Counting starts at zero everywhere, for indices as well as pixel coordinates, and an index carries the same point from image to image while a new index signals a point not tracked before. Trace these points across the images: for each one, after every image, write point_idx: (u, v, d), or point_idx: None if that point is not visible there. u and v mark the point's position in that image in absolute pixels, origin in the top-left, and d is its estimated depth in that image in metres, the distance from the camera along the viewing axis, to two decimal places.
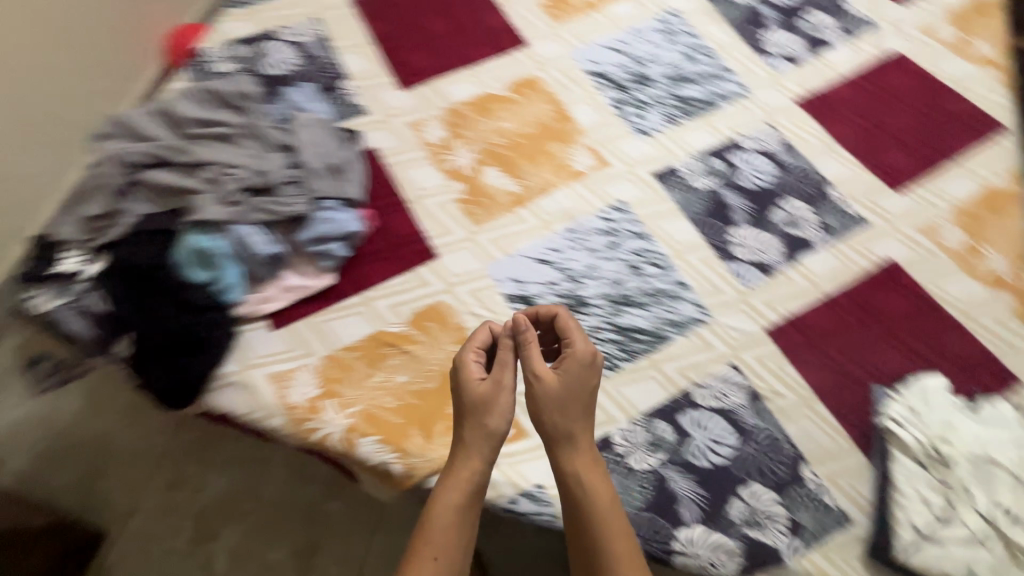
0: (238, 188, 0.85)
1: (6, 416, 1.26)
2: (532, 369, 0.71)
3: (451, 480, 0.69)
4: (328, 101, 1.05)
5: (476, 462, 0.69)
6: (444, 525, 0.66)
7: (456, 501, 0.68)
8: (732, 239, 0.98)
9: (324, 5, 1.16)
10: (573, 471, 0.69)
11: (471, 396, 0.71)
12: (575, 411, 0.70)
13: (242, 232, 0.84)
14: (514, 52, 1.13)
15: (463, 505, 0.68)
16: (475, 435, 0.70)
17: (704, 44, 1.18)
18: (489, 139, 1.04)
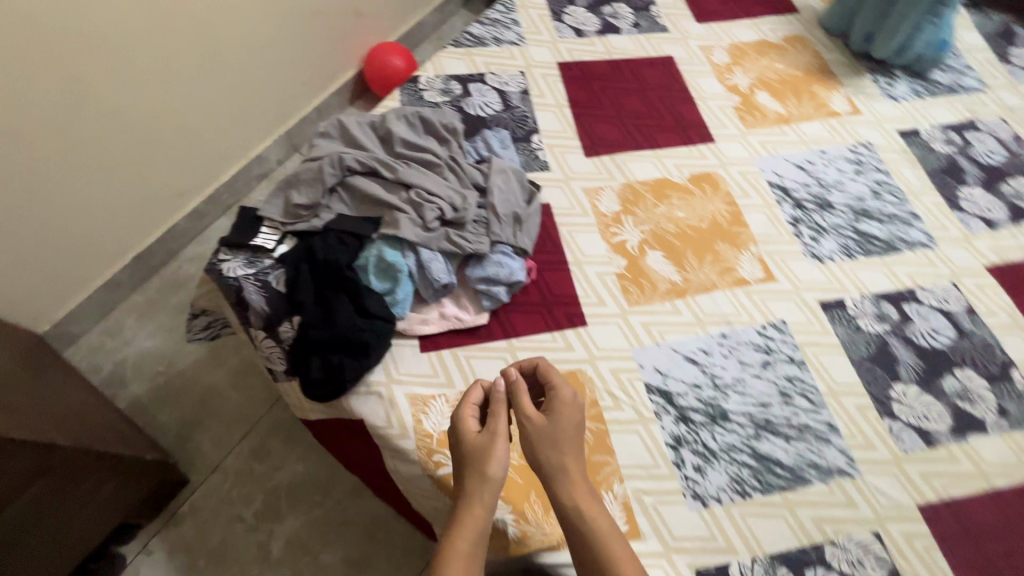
0: (434, 216, 0.91)
1: (149, 346, 1.40)
2: (523, 411, 0.70)
3: (459, 524, 0.64)
4: (518, 150, 1.11)
5: (486, 500, 0.65)
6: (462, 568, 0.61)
7: (466, 542, 0.62)
8: (894, 395, 0.92)
9: (532, 61, 1.24)
10: (573, 504, 0.65)
11: (470, 445, 0.68)
12: (572, 448, 0.68)
13: (427, 255, 0.88)
14: (699, 147, 1.16)
15: (473, 545, 0.63)
16: (478, 475, 0.66)
17: (894, 183, 1.15)
18: (660, 223, 1.05)
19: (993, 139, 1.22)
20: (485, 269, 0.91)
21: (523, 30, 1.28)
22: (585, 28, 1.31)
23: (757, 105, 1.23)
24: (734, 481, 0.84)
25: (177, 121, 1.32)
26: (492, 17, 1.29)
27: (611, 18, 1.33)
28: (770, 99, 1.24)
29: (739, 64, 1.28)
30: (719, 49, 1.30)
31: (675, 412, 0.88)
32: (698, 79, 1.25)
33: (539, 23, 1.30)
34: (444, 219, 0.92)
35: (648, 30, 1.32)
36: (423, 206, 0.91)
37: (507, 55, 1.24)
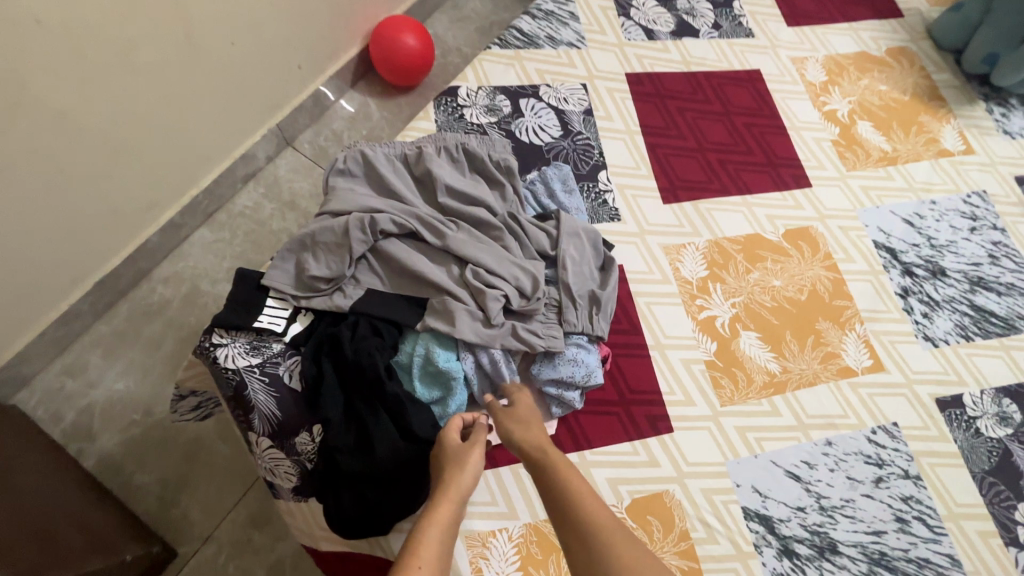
0: (498, 304, 0.72)
1: (102, 393, 1.07)
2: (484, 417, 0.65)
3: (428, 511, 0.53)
4: (581, 193, 0.91)
5: (450, 498, 0.55)
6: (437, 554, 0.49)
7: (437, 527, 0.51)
8: (1019, 517, 0.79)
9: (595, 70, 1.00)
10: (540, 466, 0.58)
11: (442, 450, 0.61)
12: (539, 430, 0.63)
13: (492, 358, 0.70)
14: (795, 192, 0.97)
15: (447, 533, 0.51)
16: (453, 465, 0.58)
17: (1010, 244, 0.99)
18: (754, 294, 0.88)
19: None
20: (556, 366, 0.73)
21: (583, 27, 1.04)
22: (656, 27, 1.07)
23: (859, 138, 1.03)
24: None
25: (148, 120, 0.99)
26: (545, 8, 1.04)
27: (687, 17, 1.09)
28: (872, 131, 1.04)
29: (836, 84, 1.07)
30: (813, 63, 1.08)
31: (777, 544, 0.74)
32: (790, 101, 1.04)
33: (601, 19, 1.05)
34: (509, 308, 0.74)
35: (730, 34, 1.09)
36: (483, 296, 0.72)
37: (565, 62, 1.00)
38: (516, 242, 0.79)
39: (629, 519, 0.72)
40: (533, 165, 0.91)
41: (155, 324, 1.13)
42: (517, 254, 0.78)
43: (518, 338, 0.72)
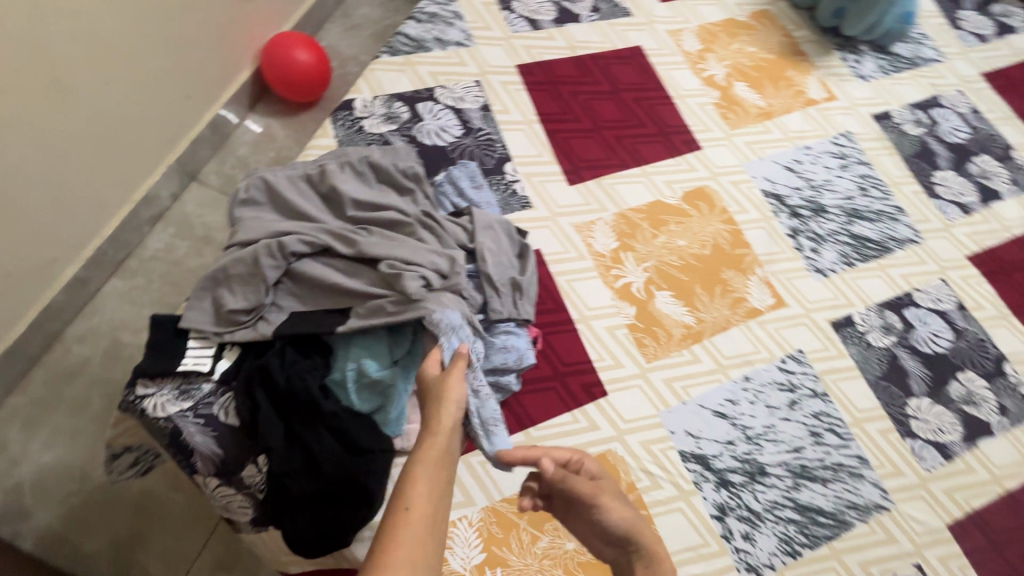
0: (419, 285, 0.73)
1: (26, 470, 1.00)
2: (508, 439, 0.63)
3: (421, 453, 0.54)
4: (491, 186, 0.94)
5: (442, 428, 0.57)
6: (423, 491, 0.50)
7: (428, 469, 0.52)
8: (910, 411, 0.91)
9: (486, 66, 1.04)
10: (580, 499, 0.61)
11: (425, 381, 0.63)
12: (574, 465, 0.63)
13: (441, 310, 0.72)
14: (688, 156, 1.04)
15: (437, 476, 0.52)
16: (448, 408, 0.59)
17: (876, 176, 1.11)
18: (663, 256, 0.94)
19: (955, 116, 1.21)
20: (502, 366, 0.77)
21: (468, 25, 1.06)
22: (539, 17, 1.11)
23: (737, 98, 1.12)
24: (783, 542, 0.80)
25: (27, 176, 0.93)
26: (428, 10, 1.06)
27: (566, 3, 1.14)
28: (748, 90, 1.13)
29: (711, 50, 1.15)
30: (688, 33, 1.16)
31: (714, 478, 0.82)
32: (672, 71, 1.12)
33: (485, 15, 1.08)
34: (430, 288, 0.75)
35: (609, 15, 1.15)
36: (402, 276, 0.73)
37: (456, 61, 1.03)
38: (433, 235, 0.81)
39: None
40: (440, 167, 0.93)
41: (75, 387, 1.07)
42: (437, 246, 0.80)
43: (440, 309, 0.72)
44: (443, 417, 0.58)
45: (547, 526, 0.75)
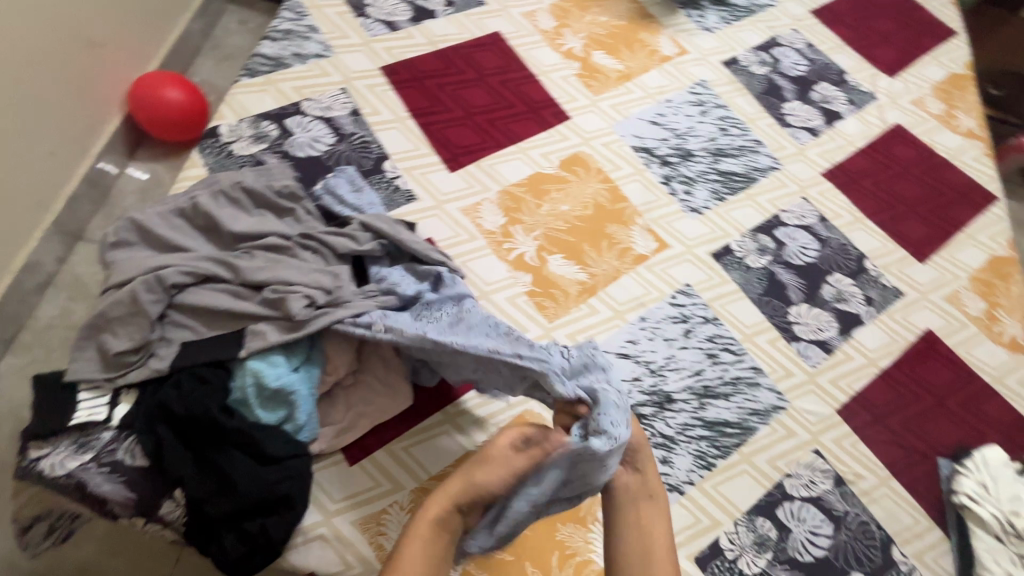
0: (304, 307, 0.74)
1: None
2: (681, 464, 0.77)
3: (436, 503, 0.70)
4: (373, 186, 0.96)
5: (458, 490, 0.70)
6: (427, 536, 0.68)
7: (437, 519, 0.69)
8: (792, 318, 1.01)
9: (350, 73, 1.06)
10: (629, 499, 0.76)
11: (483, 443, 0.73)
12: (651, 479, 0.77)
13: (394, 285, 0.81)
14: (559, 126, 1.10)
15: (441, 525, 0.69)
16: (478, 469, 0.71)
17: (733, 115, 1.21)
18: (549, 223, 1.00)
19: (794, 51, 1.34)
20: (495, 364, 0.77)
21: (326, 36, 1.08)
22: (396, 18, 1.14)
23: (597, 66, 1.19)
24: (698, 457, 0.87)
25: None
26: (282, 28, 1.06)
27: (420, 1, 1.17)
28: (606, 57, 1.20)
29: (566, 26, 1.22)
30: (542, 13, 1.22)
31: None
32: (532, 51, 1.18)
33: (341, 23, 1.10)
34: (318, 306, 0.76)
35: (464, 7, 1.19)
36: (285, 298, 0.74)
37: (318, 73, 1.04)
38: (312, 253, 0.82)
39: None
40: (318, 176, 0.95)
41: None
42: (321, 264, 0.82)
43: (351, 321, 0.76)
44: (459, 480, 0.71)
45: None
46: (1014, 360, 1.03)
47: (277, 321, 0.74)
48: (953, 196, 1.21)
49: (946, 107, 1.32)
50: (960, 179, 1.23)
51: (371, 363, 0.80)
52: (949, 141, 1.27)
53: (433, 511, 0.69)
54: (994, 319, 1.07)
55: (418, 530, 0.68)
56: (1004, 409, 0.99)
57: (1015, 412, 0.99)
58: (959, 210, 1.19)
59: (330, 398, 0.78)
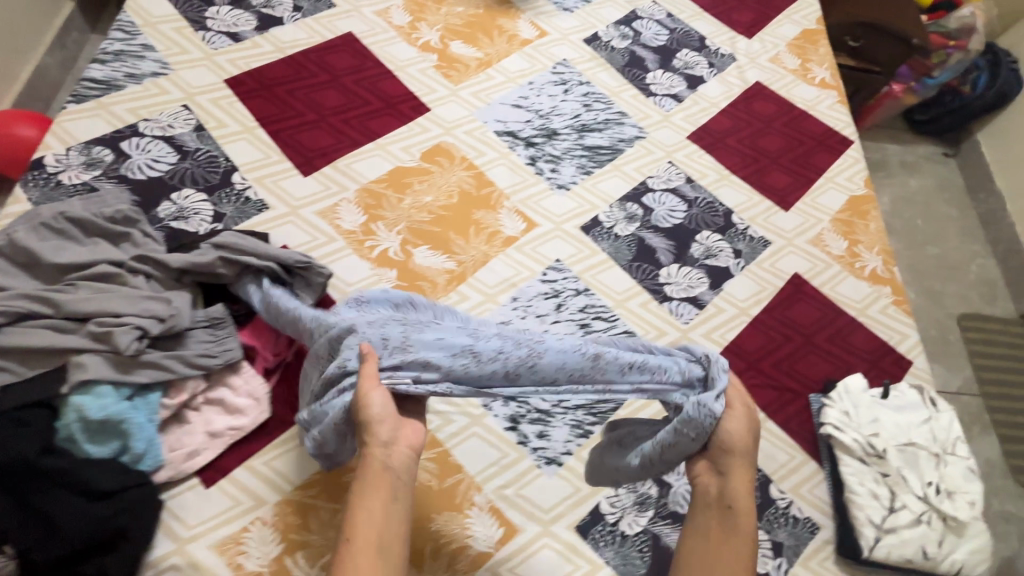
0: (137, 339, 0.72)
1: None
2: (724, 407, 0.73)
3: (369, 488, 0.63)
4: (221, 201, 0.94)
5: (375, 469, 0.65)
6: (371, 530, 0.61)
7: (372, 505, 0.63)
8: (663, 279, 1.03)
9: (191, 88, 1.02)
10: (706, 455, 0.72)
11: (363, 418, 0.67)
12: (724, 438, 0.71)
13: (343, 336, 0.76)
14: (419, 120, 1.10)
15: (382, 510, 0.63)
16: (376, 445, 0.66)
17: (597, 91, 1.23)
18: (412, 216, 0.99)
19: (654, 22, 1.36)
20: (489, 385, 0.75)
21: (163, 54, 1.04)
22: (239, 29, 1.11)
23: (455, 56, 1.19)
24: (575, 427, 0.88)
25: None
26: (111, 49, 1.02)
27: (265, 9, 1.15)
28: (464, 47, 1.21)
29: (422, 20, 1.22)
30: (395, 9, 1.22)
31: None
32: (387, 48, 1.17)
33: (179, 39, 1.06)
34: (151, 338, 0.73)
35: (313, 11, 1.17)
36: (111, 333, 0.71)
37: (155, 91, 1.00)
38: (145, 279, 0.79)
39: None
40: (160, 197, 0.91)
41: None
42: (156, 291, 0.79)
43: (197, 351, 0.76)
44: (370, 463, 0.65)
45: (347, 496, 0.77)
46: (873, 291, 1.09)
47: (104, 357, 0.71)
48: (813, 145, 1.26)
49: (801, 62, 1.38)
50: (818, 128, 1.28)
51: (220, 394, 0.78)
52: (806, 93, 1.33)
53: (364, 501, 0.63)
54: (855, 255, 1.12)
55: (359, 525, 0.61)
56: (869, 338, 1.04)
57: (878, 340, 1.04)
58: (820, 157, 1.24)
59: (178, 422, 0.76)
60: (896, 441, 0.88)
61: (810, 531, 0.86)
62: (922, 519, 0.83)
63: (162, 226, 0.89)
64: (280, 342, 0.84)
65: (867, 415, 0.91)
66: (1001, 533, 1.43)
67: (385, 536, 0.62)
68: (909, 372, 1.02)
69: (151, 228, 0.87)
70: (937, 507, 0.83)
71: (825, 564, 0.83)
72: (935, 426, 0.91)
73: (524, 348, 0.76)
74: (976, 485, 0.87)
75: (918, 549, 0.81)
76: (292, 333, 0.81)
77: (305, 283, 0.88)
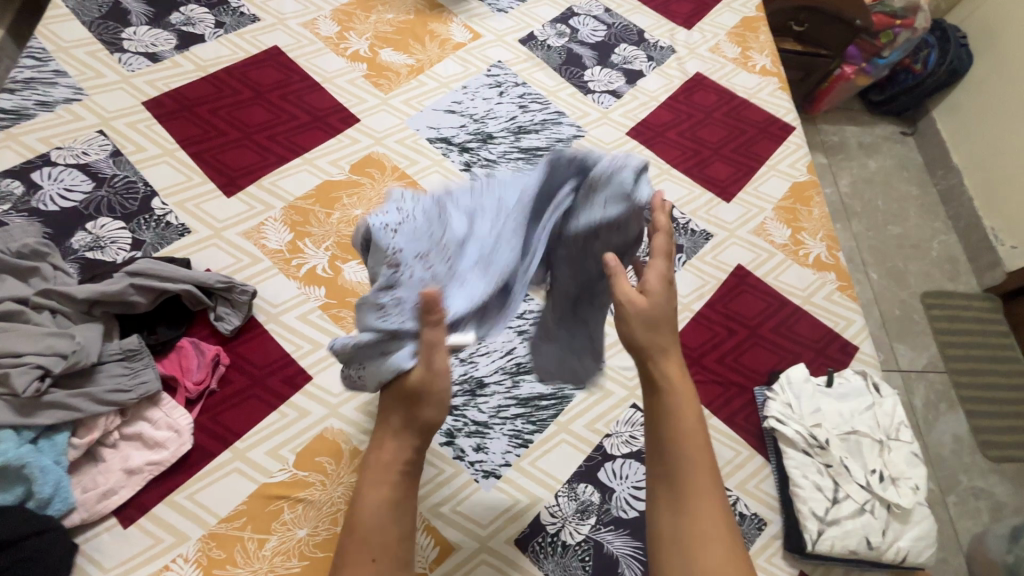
0: (36, 381, 0.70)
1: None
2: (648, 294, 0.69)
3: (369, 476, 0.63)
4: (140, 228, 0.91)
5: (383, 449, 0.63)
6: (373, 522, 0.60)
7: (383, 499, 0.61)
8: None
9: (107, 113, 1.00)
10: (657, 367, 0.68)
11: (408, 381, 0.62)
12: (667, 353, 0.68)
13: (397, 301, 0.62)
14: (347, 131, 1.08)
15: (393, 503, 0.62)
16: (389, 436, 0.64)
17: (533, 91, 1.21)
18: (341, 231, 0.97)
19: (591, 19, 1.35)
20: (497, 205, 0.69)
21: (75, 79, 1.02)
22: (158, 49, 1.09)
23: (384, 65, 1.17)
24: (514, 437, 0.86)
25: None
26: (21, 77, 1.00)
27: (185, 27, 1.12)
28: (394, 54, 1.19)
29: (350, 29, 1.20)
30: (322, 20, 1.19)
31: None
32: (314, 60, 1.14)
33: (94, 63, 1.04)
34: (53, 377, 0.72)
35: (235, 26, 1.15)
36: (9, 375, 0.69)
37: (70, 118, 0.98)
38: (51, 316, 0.77)
39: (298, 472, 0.78)
40: (74, 228, 0.89)
41: None
42: (62, 328, 0.77)
43: (107, 386, 0.74)
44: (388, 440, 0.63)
45: (273, 525, 0.74)
46: (819, 278, 1.07)
47: (4, 400, 0.70)
48: (756, 133, 1.24)
49: (741, 51, 1.37)
50: (760, 116, 1.27)
51: (137, 428, 0.76)
52: (746, 82, 1.32)
53: (370, 492, 0.61)
54: (798, 243, 1.11)
55: (358, 512, 0.61)
56: (815, 326, 1.03)
57: (824, 327, 1.03)
58: (762, 145, 1.22)
59: (94, 460, 0.74)
60: (838, 431, 0.88)
61: (757, 527, 0.84)
62: (865, 508, 0.82)
63: (76, 258, 0.86)
64: (202, 369, 0.81)
65: (810, 405, 0.90)
66: (971, 510, 1.38)
67: (391, 527, 0.61)
68: (855, 358, 1.01)
69: (63, 261, 0.85)
70: (879, 494, 0.83)
71: (771, 560, 0.82)
72: (878, 412, 0.90)
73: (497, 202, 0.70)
74: (919, 469, 0.86)
75: (862, 539, 0.80)
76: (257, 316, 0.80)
77: (229, 302, 0.86)
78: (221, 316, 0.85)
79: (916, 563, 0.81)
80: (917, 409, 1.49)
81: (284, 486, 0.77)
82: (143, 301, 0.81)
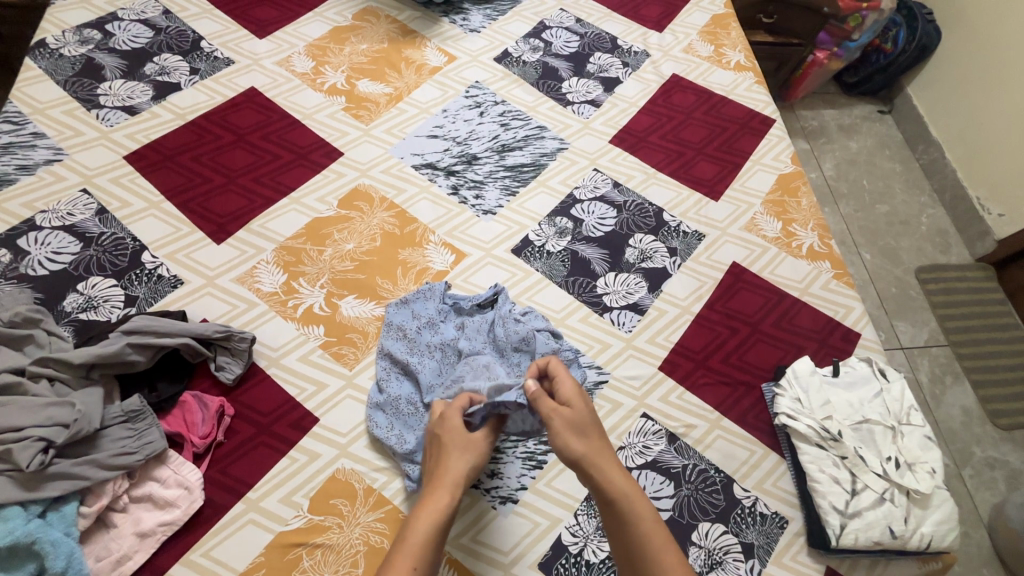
0: (39, 453, 0.69)
1: None
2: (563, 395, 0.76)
3: (430, 488, 0.70)
4: (132, 283, 0.90)
5: (442, 482, 0.70)
6: (423, 534, 0.66)
7: (439, 516, 0.68)
8: (601, 290, 1.01)
9: (90, 171, 1.00)
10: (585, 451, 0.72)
11: (449, 431, 0.75)
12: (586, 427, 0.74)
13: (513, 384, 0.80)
14: (333, 166, 1.08)
15: (439, 524, 0.68)
16: (453, 458, 0.73)
17: (513, 108, 1.21)
18: (335, 267, 0.97)
19: (563, 31, 1.35)
20: (498, 328, 0.90)
21: (54, 139, 1.02)
22: (134, 101, 1.08)
23: (363, 96, 1.17)
24: (527, 459, 0.86)
25: None
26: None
27: (160, 76, 1.12)
28: (372, 84, 1.19)
29: (325, 63, 1.20)
30: (297, 56, 1.20)
31: None
32: (292, 97, 1.14)
33: (72, 121, 1.04)
34: (56, 447, 0.71)
35: (210, 71, 1.15)
36: (11, 451, 0.69)
37: (52, 179, 0.97)
38: (49, 383, 0.76)
39: (313, 517, 0.77)
40: (66, 290, 0.88)
41: None
42: (60, 395, 0.76)
43: (115, 448, 0.74)
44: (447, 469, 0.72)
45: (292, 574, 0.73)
46: (815, 268, 1.08)
47: (8, 477, 0.69)
48: (737, 129, 1.25)
49: (714, 49, 1.38)
50: (739, 112, 1.27)
51: (146, 488, 0.75)
52: (723, 79, 1.33)
53: (427, 507, 0.68)
54: (791, 235, 1.11)
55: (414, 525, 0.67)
56: (815, 316, 1.03)
57: (825, 317, 1.03)
58: (745, 140, 1.23)
59: (105, 526, 0.73)
60: (849, 421, 0.88)
61: (779, 526, 0.84)
62: (885, 497, 0.82)
63: (71, 320, 0.86)
64: (208, 422, 0.80)
65: (818, 398, 0.90)
66: (987, 481, 1.38)
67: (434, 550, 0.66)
68: (858, 345, 1.01)
69: (58, 325, 0.84)
70: (896, 481, 0.83)
71: (797, 558, 0.82)
72: (887, 398, 0.90)
73: (509, 320, 0.91)
74: (933, 452, 0.87)
75: (885, 528, 0.80)
76: (279, 398, 0.85)
77: (229, 351, 0.86)
78: (221, 365, 0.85)
79: (942, 548, 0.81)
80: (923, 385, 1.49)
81: (300, 532, 0.75)
82: (141, 358, 0.80)
